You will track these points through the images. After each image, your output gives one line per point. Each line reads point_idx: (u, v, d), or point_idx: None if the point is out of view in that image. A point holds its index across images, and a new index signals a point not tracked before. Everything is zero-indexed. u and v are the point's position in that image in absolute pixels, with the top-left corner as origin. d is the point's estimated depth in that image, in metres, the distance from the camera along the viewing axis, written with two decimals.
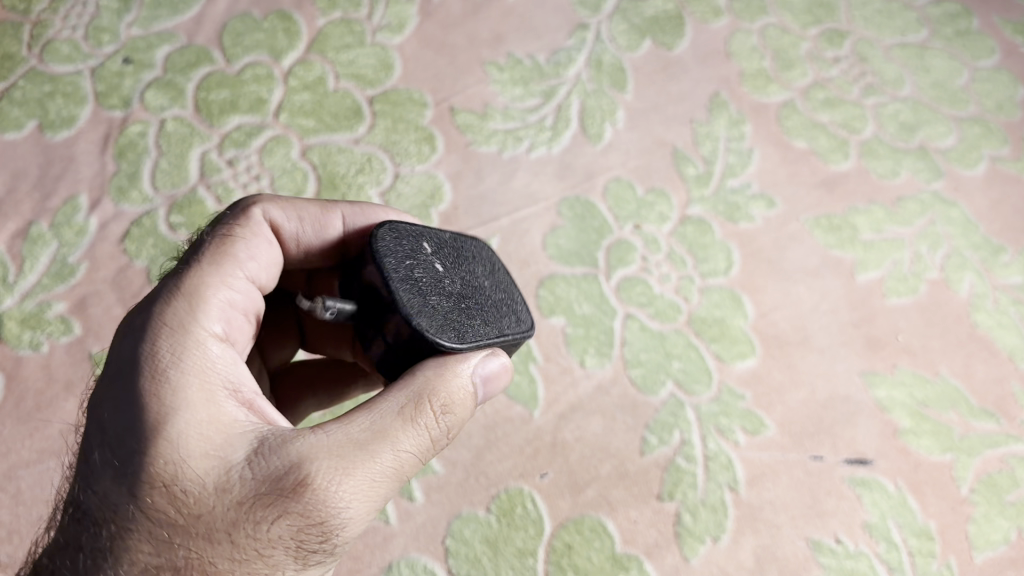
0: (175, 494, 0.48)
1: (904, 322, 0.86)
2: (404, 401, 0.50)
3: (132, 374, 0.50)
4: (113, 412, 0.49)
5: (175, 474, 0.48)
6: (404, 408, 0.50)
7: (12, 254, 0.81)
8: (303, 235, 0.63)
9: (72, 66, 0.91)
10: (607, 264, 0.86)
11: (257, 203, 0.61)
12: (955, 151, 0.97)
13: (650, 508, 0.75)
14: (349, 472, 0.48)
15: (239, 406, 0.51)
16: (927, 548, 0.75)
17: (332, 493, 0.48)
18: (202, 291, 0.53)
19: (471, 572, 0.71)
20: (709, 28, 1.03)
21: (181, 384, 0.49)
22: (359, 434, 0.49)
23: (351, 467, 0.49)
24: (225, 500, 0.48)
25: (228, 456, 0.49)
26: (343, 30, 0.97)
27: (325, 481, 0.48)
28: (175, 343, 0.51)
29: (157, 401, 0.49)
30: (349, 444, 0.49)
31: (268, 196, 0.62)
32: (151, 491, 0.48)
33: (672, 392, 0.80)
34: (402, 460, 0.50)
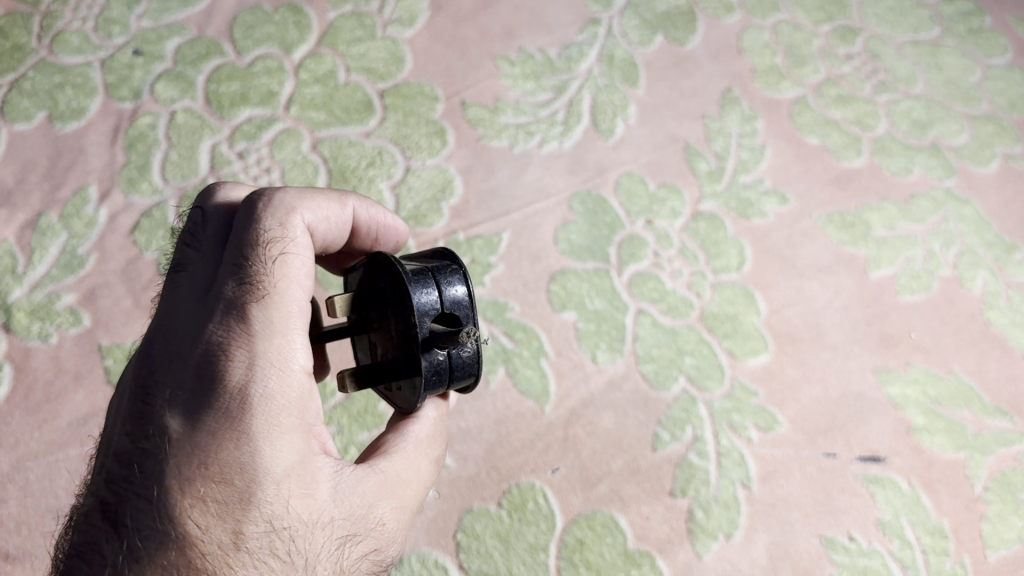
0: (281, 536, 0.48)
1: (918, 320, 0.85)
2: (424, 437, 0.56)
3: (245, 418, 0.48)
4: (225, 451, 0.47)
5: (283, 519, 0.48)
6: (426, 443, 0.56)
7: (22, 245, 0.80)
8: (328, 233, 0.57)
9: (82, 58, 0.91)
10: (619, 259, 0.85)
11: (291, 207, 0.54)
12: (968, 149, 0.96)
13: (663, 505, 0.74)
14: (401, 509, 0.53)
15: (318, 444, 0.51)
16: (941, 546, 0.75)
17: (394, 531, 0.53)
18: (295, 323, 0.51)
19: (483, 567, 0.71)
20: (721, 24, 1.02)
21: (289, 428, 0.49)
22: (406, 473, 0.54)
23: (403, 507, 0.53)
24: (323, 541, 0.49)
25: (321, 498, 0.50)
26: (354, 24, 0.96)
27: (391, 522, 0.52)
28: (285, 383, 0.49)
29: (271, 449, 0.48)
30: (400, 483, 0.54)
31: (289, 194, 0.55)
32: (260, 537, 0.47)
33: (684, 388, 0.79)
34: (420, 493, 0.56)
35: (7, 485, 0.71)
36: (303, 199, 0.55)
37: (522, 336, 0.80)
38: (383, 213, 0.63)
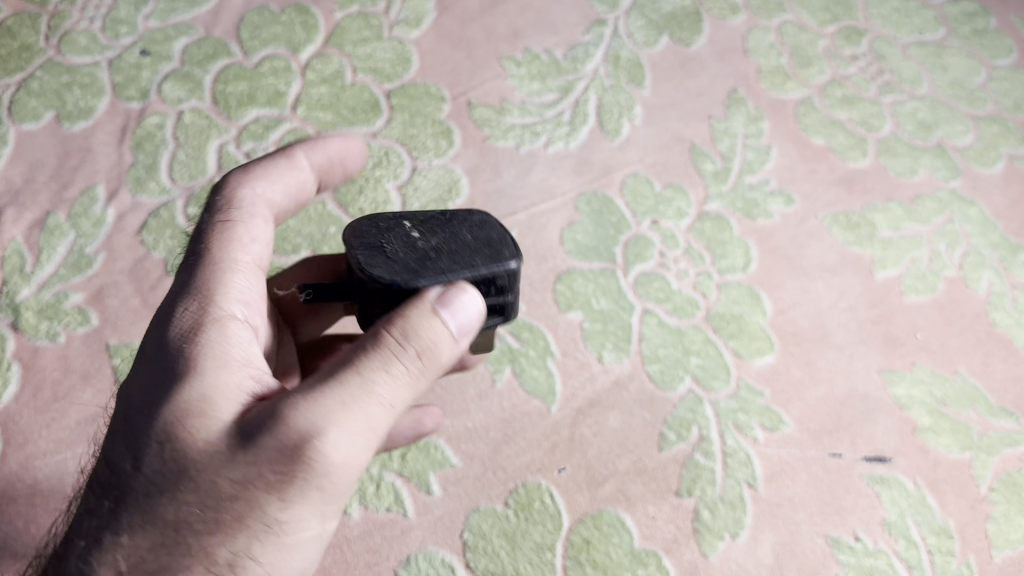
0: (177, 451, 0.49)
1: (923, 320, 0.86)
2: (383, 348, 0.51)
3: (157, 355, 0.53)
4: (136, 389, 0.53)
5: (178, 434, 0.50)
6: (387, 354, 0.51)
7: (30, 245, 0.80)
8: (279, 187, 0.66)
9: (90, 58, 0.91)
10: (624, 259, 0.85)
11: (240, 181, 0.64)
12: (973, 149, 0.97)
13: (668, 504, 0.75)
14: (347, 427, 0.49)
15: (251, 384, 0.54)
16: (946, 546, 0.75)
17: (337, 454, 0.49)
18: (220, 287, 0.57)
19: (490, 566, 0.71)
20: (726, 25, 1.03)
21: (202, 360, 0.53)
22: (351, 389, 0.50)
23: (351, 426, 0.49)
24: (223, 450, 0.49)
25: (227, 416, 0.51)
26: (360, 24, 0.97)
27: (331, 443, 0.49)
28: (195, 322, 0.55)
29: (176, 377, 0.52)
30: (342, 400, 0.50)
31: (244, 170, 0.66)
32: (158, 458, 0.50)
33: (690, 388, 0.80)
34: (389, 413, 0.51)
35: (16, 483, 0.71)
36: (251, 172, 0.65)
37: (528, 335, 0.81)
38: (334, 144, 0.71)
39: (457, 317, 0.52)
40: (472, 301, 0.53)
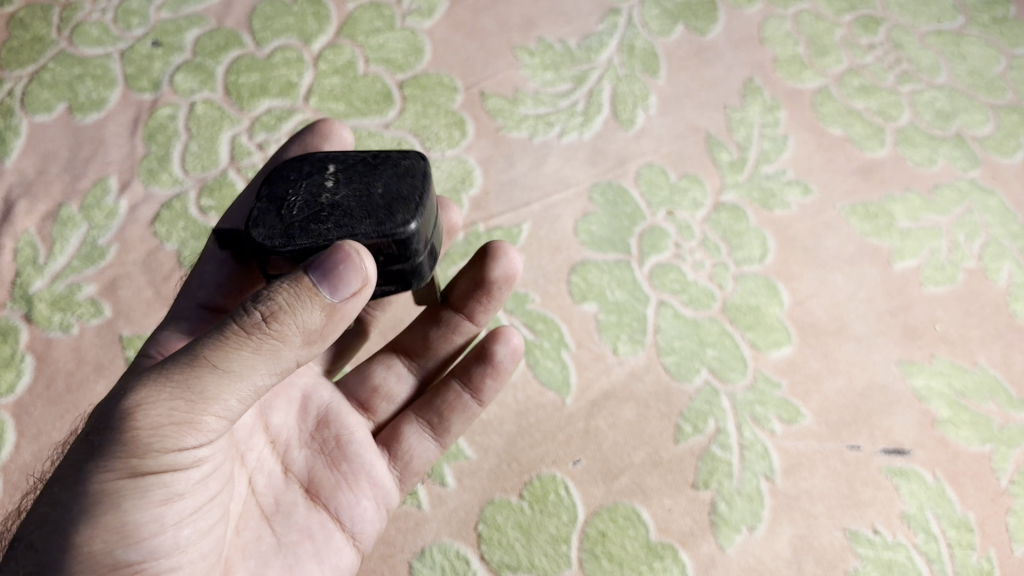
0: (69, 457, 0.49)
1: (942, 312, 0.85)
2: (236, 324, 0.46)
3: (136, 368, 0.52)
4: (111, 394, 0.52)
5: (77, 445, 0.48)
6: (237, 326, 0.46)
7: (42, 236, 0.80)
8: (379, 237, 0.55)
9: (102, 49, 0.91)
10: (640, 250, 0.84)
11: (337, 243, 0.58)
12: (993, 139, 0.96)
13: (685, 497, 0.74)
14: (168, 395, 0.46)
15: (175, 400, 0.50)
16: (966, 539, 0.74)
17: (149, 421, 0.46)
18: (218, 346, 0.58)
19: (505, 558, 0.70)
20: (742, 14, 1.02)
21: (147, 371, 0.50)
22: (191, 361, 0.46)
23: (177, 392, 0.46)
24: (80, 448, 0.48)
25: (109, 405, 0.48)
26: (373, 14, 0.96)
27: (144, 408, 0.46)
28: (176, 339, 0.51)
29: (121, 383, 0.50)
30: (172, 369, 0.46)
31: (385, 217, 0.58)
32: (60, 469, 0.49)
33: (707, 379, 0.79)
34: (230, 387, 0.47)
35: (30, 475, 0.70)
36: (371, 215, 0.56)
37: (543, 327, 0.80)
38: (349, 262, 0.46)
39: (341, 297, 0.46)
40: (360, 282, 0.46)
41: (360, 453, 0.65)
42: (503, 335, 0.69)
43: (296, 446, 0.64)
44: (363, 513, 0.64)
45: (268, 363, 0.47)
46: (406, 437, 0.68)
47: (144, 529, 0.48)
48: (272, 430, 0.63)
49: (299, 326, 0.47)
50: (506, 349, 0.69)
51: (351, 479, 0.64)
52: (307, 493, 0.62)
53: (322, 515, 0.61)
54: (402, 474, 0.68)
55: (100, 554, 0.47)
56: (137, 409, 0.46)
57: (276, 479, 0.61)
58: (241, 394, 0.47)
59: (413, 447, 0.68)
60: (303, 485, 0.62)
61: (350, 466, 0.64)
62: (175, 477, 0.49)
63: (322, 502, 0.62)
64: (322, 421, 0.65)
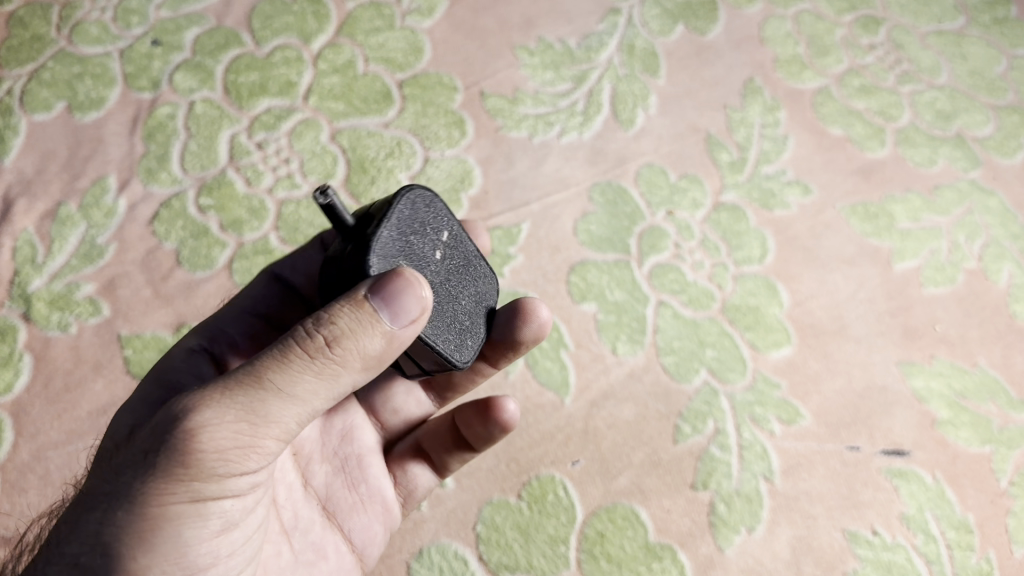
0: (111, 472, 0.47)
1: (942, 312, 0.84)
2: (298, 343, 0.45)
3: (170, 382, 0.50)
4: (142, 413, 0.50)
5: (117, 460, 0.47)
6: (299, 348, 0.45)
7: (41, 235, 0.80)
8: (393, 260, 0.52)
9: (101, 48, 0.91)
10: (640, 250, 0.84)
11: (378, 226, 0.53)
12: (993, 139, 0.95)
13: (684, 498, 0.74)
14: (234, 415, 0.45)
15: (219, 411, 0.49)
16: (965, 541, 0.74)
17: (213, 443, 0.44)
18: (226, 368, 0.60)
19: (503, 559, 0.70)
20: (742, 14, 1.01)
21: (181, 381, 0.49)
22: (253, 380, 0.45)
23: (242, 413, 0.45)
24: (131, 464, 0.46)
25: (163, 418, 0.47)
26: (372, 13, 0.96)
27: (211, 429, 0.44)
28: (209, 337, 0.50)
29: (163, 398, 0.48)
30: (235, 388, 0.45)
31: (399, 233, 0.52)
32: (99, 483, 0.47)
33: (706, 380, 0.79)
34: (290, 409, 0.46)
35: (28, 475, 0.70)
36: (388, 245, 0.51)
37: None
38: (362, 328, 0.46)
39: (399, 323, 0.46)
40: (416, 307, 0.46)
41: (377, 478, 0.66)
42: (501, 403, 0.63)
43: (317, 460, 0.63)
44: (372, 537, 0.64)
45: (328, 387, 0.47)
46: (409, 465, 0.67)
47: (198, 558, 0.48)
48: (298, 442, 0.62)
49: (359, 352, 0.46)
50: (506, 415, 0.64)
51: (367, 501, 0.64)
52: (324, 511, 0.62)
53: (334, 536, 0.62)
54: (407, 500, 0.67)
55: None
56: (202, 429, 0.44)
57: (298, 494, 0.60)
58: (298, 414, 0.47)
59: (416, 476, 0.67)
60: (320, 502, 0.62)
61: (367, 487, 0.64)
62: (229, 506, 0.48)
63: (337, 522, 0.62)
64: (345, 437, 0.65)
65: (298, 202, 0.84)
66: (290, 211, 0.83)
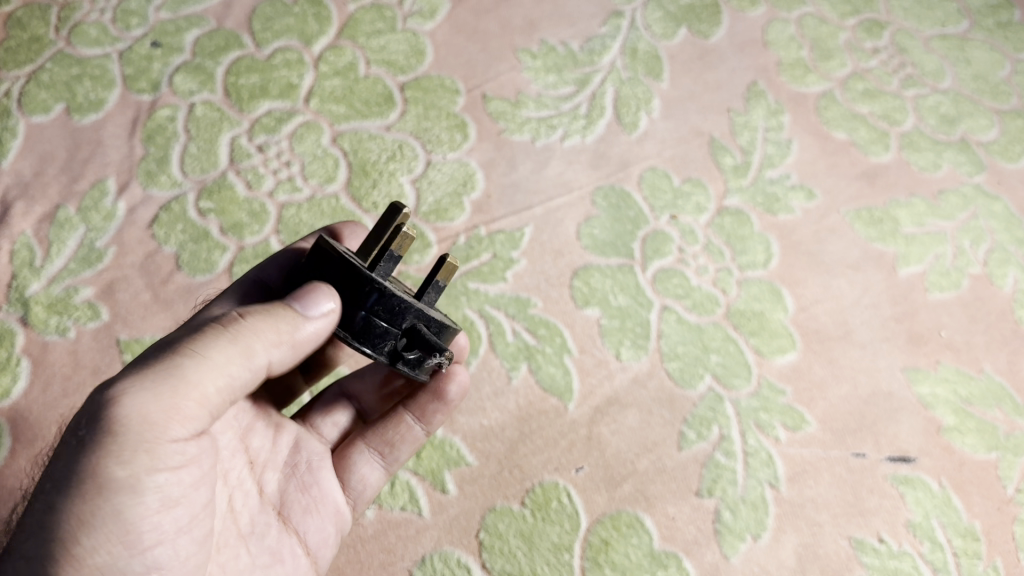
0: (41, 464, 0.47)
1: (947, 318, 0.84)
2: (207, 328, 0.50)
3: None
4: None
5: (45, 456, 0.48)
6: (208, 331, 0.50)
7: (39, 238, 0.79)
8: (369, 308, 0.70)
9: (100, 50, 0.90)
10: (643, 255, 0.84)
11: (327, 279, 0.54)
12: (997, 144, 0.95)
13: (689, 505, 0.73)
14: (149, 385, 0.46)
15: None
16: (972, 548, 0.73)
17: (138, 413, 0.46)
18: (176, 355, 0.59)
19: (507, 566, 0.69)
20: (746, 17, 1.01)
21: None
22: (168, 358, 0.48)
23: (166, 382, 0.47)
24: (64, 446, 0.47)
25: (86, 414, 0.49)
26: (374, 16, 0.95)
27: (138, 401, 0.46)
28: None
29: None
30: (149, 366, 0.48)
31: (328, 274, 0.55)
32: None
33: (711, 386, 0.78)
34: (211, 378, 0.49)
35: (25, 481, 0.69)
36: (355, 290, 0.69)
37: (545, 332, 0.79)
38: (320, 303, 0.51)
39: (312, 310, 0.51)
40: (327, 296, 0.52)
41: (328, 481, 0.65)
42: (452, 375, 0.66)
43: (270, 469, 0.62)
44: (324, 540, 0.63)
45: (238, 358, 0.50)
46: (357, 464, 0.67)
47: (139, 530, 0.47)
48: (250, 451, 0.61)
49: (260, 332, 0.51)
50: (456, 388, 0.67)
51: (318, 504, 0.63)
52: (279, 516, 0.60)
53: (288, 540, 0.60)
54: (357, 503, 0.66)
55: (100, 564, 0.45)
56: (130, 400, 0.46)
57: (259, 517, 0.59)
58: (217, 383, 0.49)
59: (365, 477, 0.67)
60: (275, 508, 0.61)
61: (318, 490, 0.63)
62: (169, 477, 0.48)
63: (291, 527, 0.61)
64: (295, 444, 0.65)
65: (299, 205, 0.83)
66: (291, 214, 0.82)
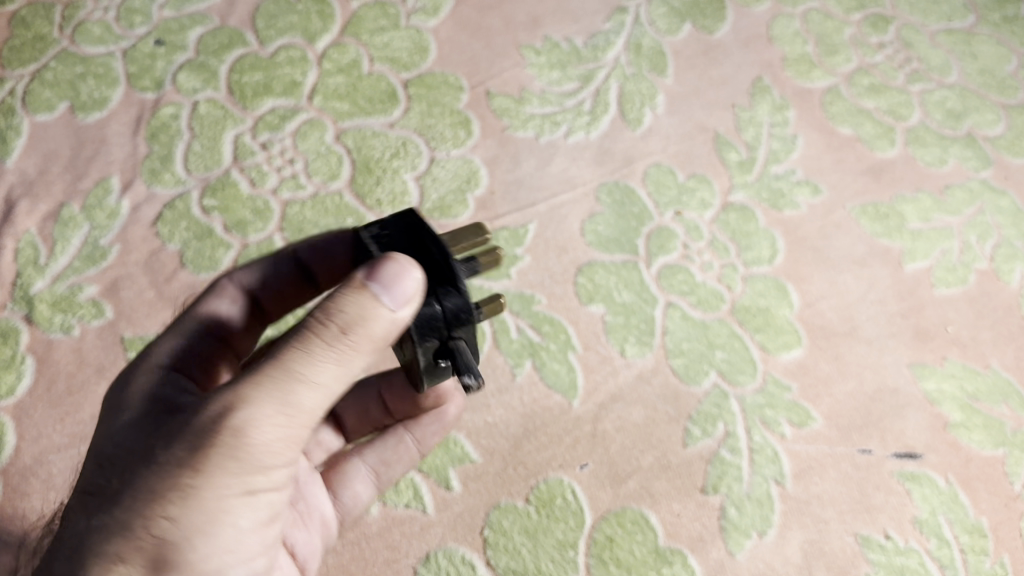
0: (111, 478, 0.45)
1: (954, 314, 0.83)
2: (315, 331, 0.45)
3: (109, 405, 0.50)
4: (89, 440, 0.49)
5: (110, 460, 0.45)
6: (319, 335, 0.45)
7: (43, 236, 0.79)
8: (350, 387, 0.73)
9: (104, 48, 0.90)
10: (647, 251, 0.83)
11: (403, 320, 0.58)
12: (1004, 139, 0.94)
13: (694, 502, 0.73)
14: (275, 409, 0.44)
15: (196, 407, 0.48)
16: (980, 545, 0.73)
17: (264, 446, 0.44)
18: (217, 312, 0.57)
19: (511, 563, 0.69)
20: (750, 12, 1.01)
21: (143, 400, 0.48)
22: (274, 375, 0.44)
23: (274, 402, 0.44)
24: (152, 461, 0.44)
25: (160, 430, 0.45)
26: (377, 13, 0.95)
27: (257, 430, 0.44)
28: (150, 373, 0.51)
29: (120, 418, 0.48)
30: (260, 382, 0.44)
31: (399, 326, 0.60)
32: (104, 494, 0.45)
33: (716, 382, 0.78)
34: (316, 394, 0.45)
35: (29, 478, 0.69)
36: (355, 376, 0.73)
37: (549, 329, 0.79)
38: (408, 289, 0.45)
39: (399, 303, 0.44)
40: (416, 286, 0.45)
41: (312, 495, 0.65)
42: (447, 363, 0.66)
43: None
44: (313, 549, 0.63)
45: (352, 367, 0.46)
46: (352, 480, 0.67)
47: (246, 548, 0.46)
48: None
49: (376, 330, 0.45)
50: (455, 408, 0.69)
51: (305, 515, 0.63)
52: None
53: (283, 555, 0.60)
54: (344, 516, 0.67)
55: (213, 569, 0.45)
56: (257, 430, 0.44)
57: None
58: (320, 396, 0.46)
59: (357, 494, 0.67)
60: None
61: (305, 504, 0.64)
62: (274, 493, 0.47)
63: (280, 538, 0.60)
64: None
65: (303, 202, 0.83)
66: (295, 212, 0.82)
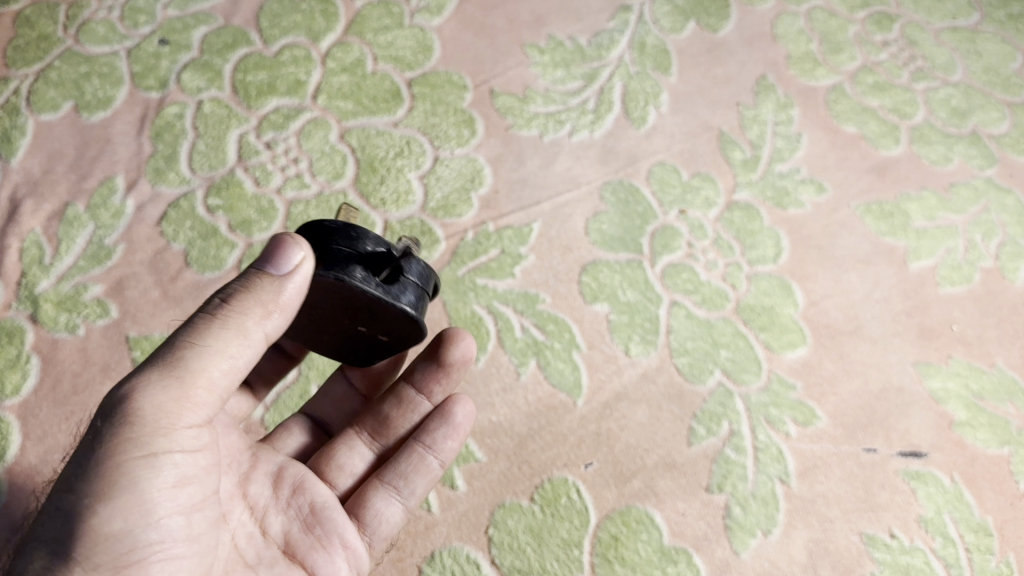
0: None
1: (959, 312, 0.83)
2: (202, 311, 0.49)
3: None
4: None
5: None
6: (202, 313, 0.48)
7: (48, 236, 0.79)
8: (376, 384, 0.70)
9: (108, 47, 0.90)
10: (652, 250, 0.83)
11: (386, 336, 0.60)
12: (1009, 137, 0.94)
13: (699, 501, 0.73)
14: (159, 378, 0.47)
15: None
16: (985, 544, 0.73)
17: (154, 407, 0.46)
18: None
19: (515, 562, 0.69)
20: (754, 10, 1.01)
21: None
22: (167, 349, 0.48)
23: (162, 367, 0.47)
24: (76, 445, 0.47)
25: None
26: (381, 12, 0.95)
27: (144, 391, 0.46)
28: None
29: None
30: (157, 360, 0.47)
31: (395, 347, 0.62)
32: None
33: (721, 381, 0.78)
34: (213, 361, 0.48)
35: (35, 477, 0.69)
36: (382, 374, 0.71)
37: (553, 328, 0.79)
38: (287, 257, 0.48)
39: (285, 271, 0.48)
40: (301, 257, 0.48)
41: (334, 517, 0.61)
42: (457, 336, 0.67)
43: (274, 510, 0.60)
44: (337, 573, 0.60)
45: (241, 338, 0.48)
46: (374, 501, 0.64)
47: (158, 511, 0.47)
48: (250, 496, 0.58)
49: (258, 300, 0.48)
50: (463, 412, 0.66)
51: (325, 539, 0.60)
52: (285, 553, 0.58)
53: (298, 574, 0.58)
54: (373, 540, 0.63)
55: (117, 535, 0.45)
56: (142, 393, 0.46)
57: (257, 542, 0.57)
58: (224, 368, 0.48)
59: (382, 511, 0.63)
60: (280, 547, 0.58)
61: (324, 530, 0.60)
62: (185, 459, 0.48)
63: (298, 562, 0.58)
64: (298, 485, 0.61)
65: (307, 202, 0.83)
66: (299, 211, 0.82)
